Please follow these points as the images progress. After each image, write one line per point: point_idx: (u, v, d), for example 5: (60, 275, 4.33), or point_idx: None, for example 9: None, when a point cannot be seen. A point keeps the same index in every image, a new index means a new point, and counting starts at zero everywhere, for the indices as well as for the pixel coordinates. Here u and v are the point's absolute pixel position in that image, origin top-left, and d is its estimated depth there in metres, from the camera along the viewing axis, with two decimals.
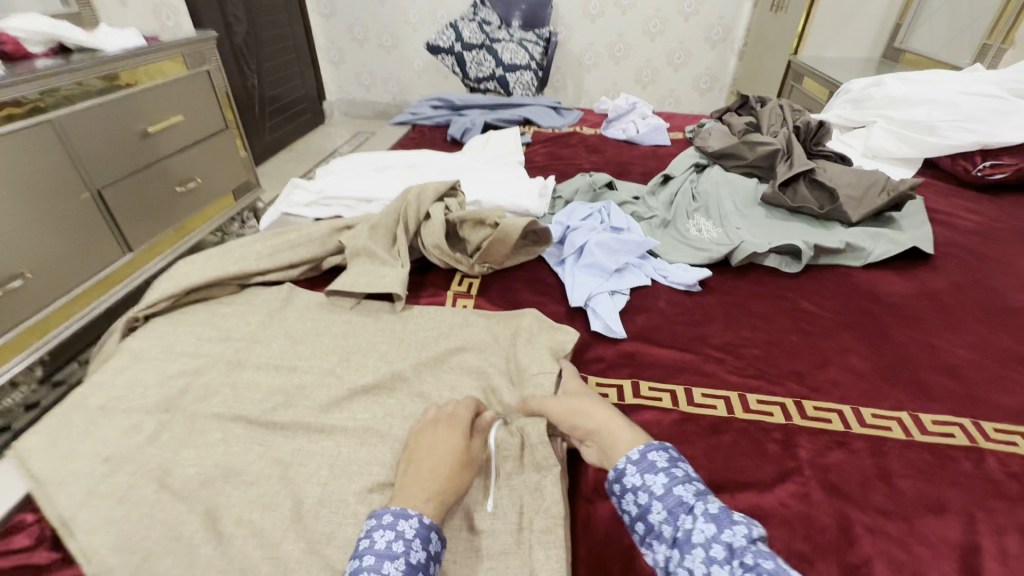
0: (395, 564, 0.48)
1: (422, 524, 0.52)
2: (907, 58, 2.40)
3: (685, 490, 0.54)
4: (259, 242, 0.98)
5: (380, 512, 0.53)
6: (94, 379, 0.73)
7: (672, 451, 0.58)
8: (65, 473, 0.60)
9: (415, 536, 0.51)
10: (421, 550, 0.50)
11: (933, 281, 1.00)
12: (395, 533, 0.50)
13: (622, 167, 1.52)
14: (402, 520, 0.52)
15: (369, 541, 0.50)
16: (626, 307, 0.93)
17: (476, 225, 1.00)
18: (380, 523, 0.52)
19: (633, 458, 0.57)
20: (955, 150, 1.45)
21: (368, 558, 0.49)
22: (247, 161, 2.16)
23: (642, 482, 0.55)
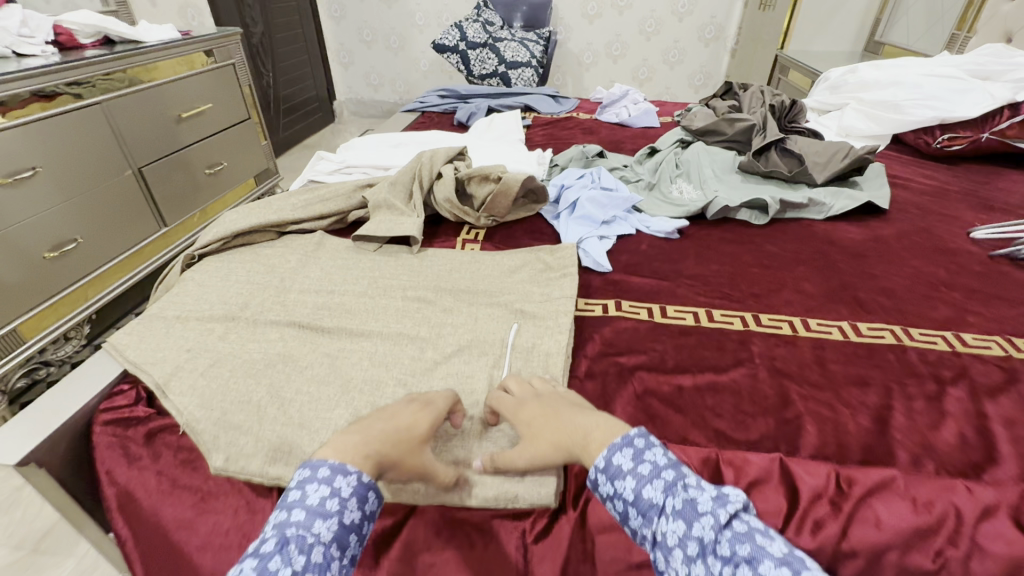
0: (326, 524, 0.51)
1: (361, 483, 0.55)
2: (886, 50, 2.55)
3: (654, 490, 0.53)
4: (293, 197, 1.12)
5: (315, 464, 0.55)
6: (165, 299, 0.88)
7: (633, 446, 0.57)
8: (155, 359, 0.75)
9: (351, 494, 0.54)
10: (356, 510, 0.53)
11: (885, 230, 1.14)
12: (329, 490, 0.53)
13: (614, 145, 1.66)
14: (339, 477, 0.54)
15: (302, 493, 0.53)
16: (612, 249, 1.07)
17: (482, 181, 1.14)
18: (315, 477, 0.54)
19: (600, 466, 0.57)
20: (919, 126, 1.58)
21: (298, 513, 0.51)
22: (267, 150, 2.32)
23: (616, 492, 0.55)
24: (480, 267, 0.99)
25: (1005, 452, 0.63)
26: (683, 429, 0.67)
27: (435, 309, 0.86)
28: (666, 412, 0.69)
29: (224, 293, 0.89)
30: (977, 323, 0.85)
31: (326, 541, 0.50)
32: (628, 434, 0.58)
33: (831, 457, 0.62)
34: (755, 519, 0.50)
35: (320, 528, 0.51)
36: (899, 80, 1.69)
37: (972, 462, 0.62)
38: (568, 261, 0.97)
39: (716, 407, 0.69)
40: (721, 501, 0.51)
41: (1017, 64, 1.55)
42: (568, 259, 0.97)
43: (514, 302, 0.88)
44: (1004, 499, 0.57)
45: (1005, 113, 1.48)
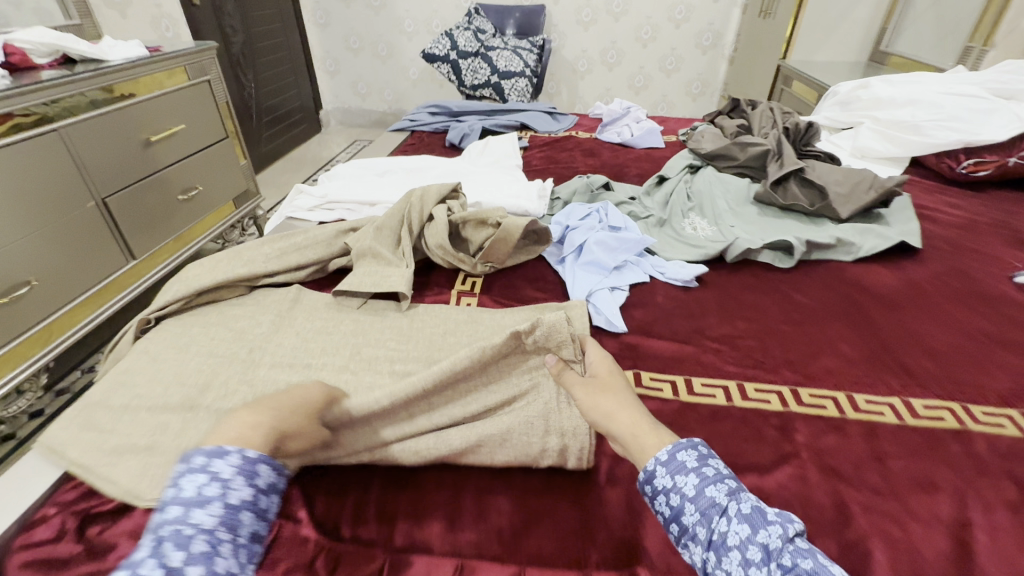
0: (206, 511, 0.45)
1: (244, 459, 0.50)
2: (893, 60, 2.46)
3: (718, 490, 0.51)
4: (266, 245, 1.00)
5: (189, 455, 0.49)
6: (112, 380, 0.75)
7: (698, 447, 0.55)
8: (103, 465, 0.63)
9: (234, 474, 0.48)
10: (244, 487, 0.48)
11: (919, 274, 1.04)
12: (207, 475, 0.47)
13: (618, 170, 1.55)
14: (217, 460, 0.49)
15: (176, 490, 0.47)
16: (625, 302, 0.95)
17: (479, 225, 1.03)
18: (189, 468, 0.48)
19: (662, 459, 0.54)
20: (941, 148, 1.49)
21: (172, 509, 0.45)
22: (247, 170, 2.18)
23: (674, 484, 0.53)
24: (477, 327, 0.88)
25: None
26: None
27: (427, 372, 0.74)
28: None
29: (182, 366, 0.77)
30: None
31: (208, 528, 0.45)
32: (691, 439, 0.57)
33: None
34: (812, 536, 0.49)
35: (199, 517, 0.45)
36: (917, 98, 1.60)
37: None
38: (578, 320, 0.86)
39: None
40: (785, 514, 0.49)
41: None
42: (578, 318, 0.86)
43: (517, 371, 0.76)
44: None
45: None
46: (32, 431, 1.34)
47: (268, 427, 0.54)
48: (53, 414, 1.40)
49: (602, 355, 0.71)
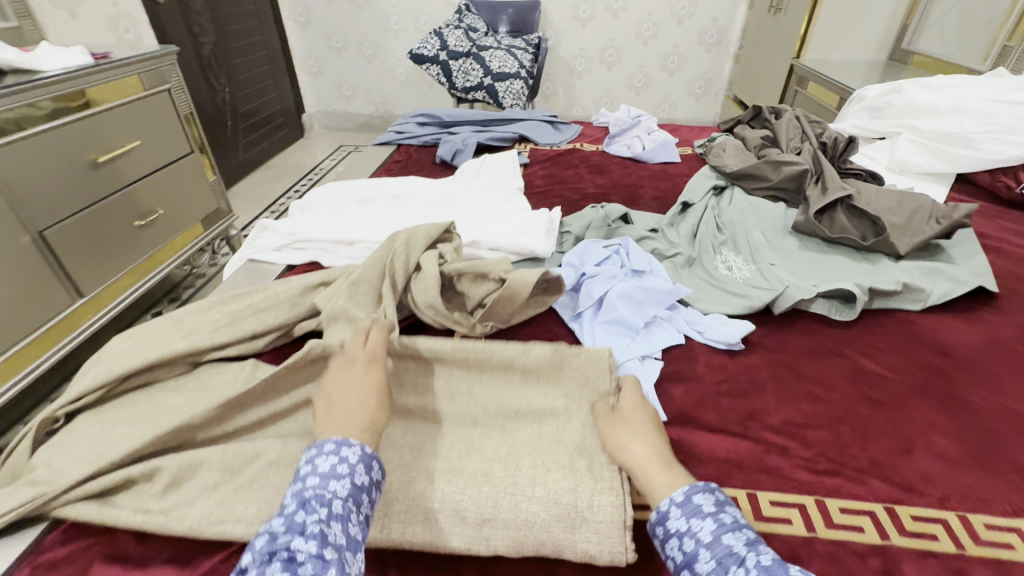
0: (341, 482, 0.49)
1: (365, 451, 0.52)
2: (915, 59, 2.30)
3: (736, 539, 0.47)
4: (215, 308, 0.82)
5: (320, 441, 0.53)
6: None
7: (715, 492, 0.51)
8: None
9: (358, 460, 0.51)
10: (365, 474, 0.51)
11: (1003, 327, 0.87)
12: (339, 457, 0.51)
13: (631, 192, 1.38)
14: (344, 448, 0.52)
15: (312, 465, 0.50)
16: (660, 375, 0.77)
17: (477, 278, 0.84)
18: (322, 450, 0.51)
19: (676, 500, 0.51)
20: (995, 165, 1.33)
21: (312, 478, 0.49)
22: (218, 186, 1.98)
23: (688, 528, 0.49)
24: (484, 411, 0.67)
25: None
26: None
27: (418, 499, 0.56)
28: None
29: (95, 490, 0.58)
30: None
31: (343, 496, 0.48)
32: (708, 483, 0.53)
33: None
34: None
35: (335, 486, 0.48)
36: (961, 106, 1.44)
37: None
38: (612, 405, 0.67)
39: None
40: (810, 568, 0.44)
41: None
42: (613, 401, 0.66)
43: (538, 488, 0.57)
44: None
45: None
46: None
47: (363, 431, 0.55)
48: None
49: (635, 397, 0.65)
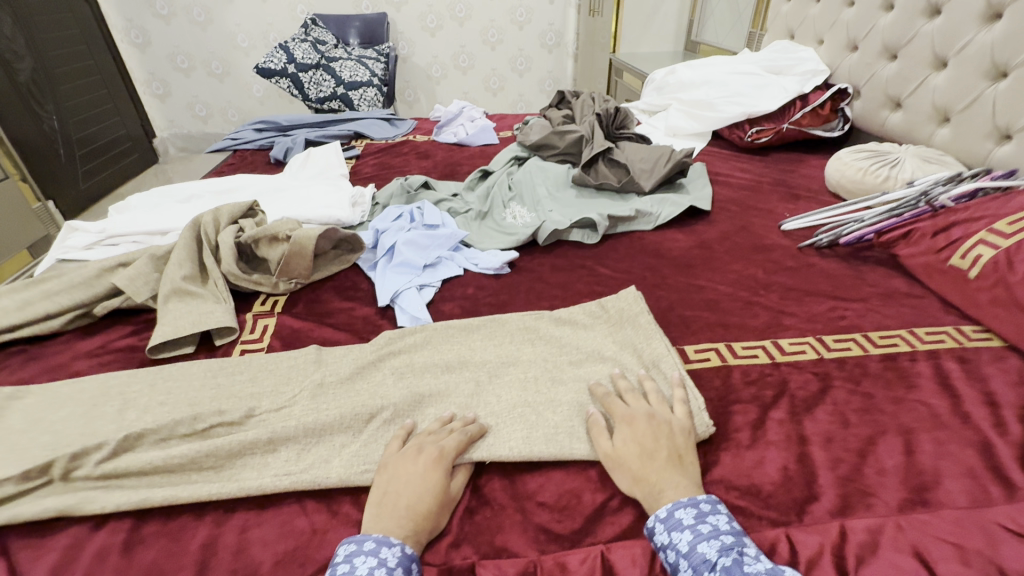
0: None
1: (405, 552, 0.51)
2: (703, 48, 2.75)
3: (710, 547, 0.50)
4: (6, 296, 0.85)
5: (359, 539, 0.51)
6: None
7: (697, 505, 0.54)
8: None
9: (397, 565, 0.49)
10: None
11: (707, 233, 1.15)
12: (377, 560, 0.49)
13: (451, 170, 1.56)
14: (385, 548, 0.50)
15: (350, 566, 0.49)
16: (435, 298, 0.94)
17: (273, 242, 0.95)
18: (362, 549, 0.50)
19: (661, 514, 0.53)
20: (731, 121, 1.68)
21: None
22: (43, 213, 1.90)
23: (669, 540, 0.51)
24: (401, 375, 0.75)
25: (824, 480, 0.61)
26: (501, 537, 0.56)
27: (258, 429, 0.65)
28: (478, 512, 0.58)
29: None
30: (793, 325, 0.86)
31: None
32: (695, 496, 0.55)
33: (884, 519, 0.56)
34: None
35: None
36: (710, 79, 1.79)
37: (796, 500, 0.58)
38: (581, 369, 0.76)
39: (538, 493, 0.60)
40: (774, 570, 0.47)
41: (802, 59, 1.70)
42: (422, 336, 0.82)
43: (358, 405, 0.69)
44: (825, 542, 0.54)
45: (798, 104, 1.62)
46: None
47: (407, 513, 0.55)
48: None
49: (486, 358, 0.78)
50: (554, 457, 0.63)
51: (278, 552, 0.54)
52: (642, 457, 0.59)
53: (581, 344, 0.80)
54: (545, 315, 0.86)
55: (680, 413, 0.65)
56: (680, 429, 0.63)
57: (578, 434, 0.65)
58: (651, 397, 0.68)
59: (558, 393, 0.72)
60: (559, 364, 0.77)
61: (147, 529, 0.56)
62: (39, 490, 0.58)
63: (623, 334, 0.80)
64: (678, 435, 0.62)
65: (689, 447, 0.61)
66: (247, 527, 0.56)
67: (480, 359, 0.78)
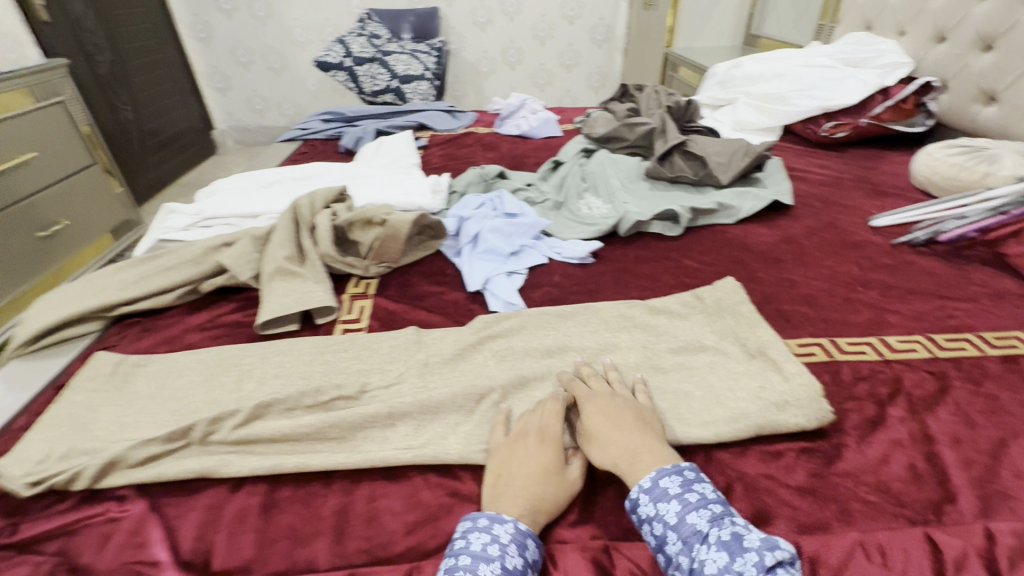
0: (490, 567, 0.47)
1: (518, 529, 0.51)
2: (764, 42, 2.69)
3: (699, 517, 0.50)
4: (124, 270, 0.91)
5: (474, 516, 0.53)
6: None
7: (683, 474, 0.54)
8: None
9: (511, 541, 0.50)
10: (518, 556, 0.49)
11: (791, 228, 1.12)
12: (490, 536, 0.50)
13: (517, 161, 1.56)
14: (498, 525, 0.51)
15: (466, 542, 0.50)
16: (523, 285, 0.95)
17: (365, 226, 0.97)
18: (476, 526, 0.52)
19: (645, 485, 0.54)
20: (805, 115, 1.63)
21: (465, 557, 0.49)
22: (124, 198, 1.99)
23: (655, 512, 0.52)
24: (503, 358, 0.76)
25: (958, 480, 0.58)
26: (627, 519, 0.56)
27: (375, 404, 0.67)
28: (599, 494, 0.59)
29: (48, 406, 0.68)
30: (898, 323, 0.83)
31: None
32: (679, 465, 0.56)
33: None
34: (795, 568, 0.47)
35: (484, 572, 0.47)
36: (781, 72, 1.74)
37: (930, 499, 0.56)
38: (682, 357, 0.74)
39: None
40: (769, 544, 0.48)
41: (882, 51, 1.64)
42: (521, 320, 0.83)
43: (466, 385, 0.70)
44: (970, 544, 0.52)
45: (878, 98, 1.57)
46: None
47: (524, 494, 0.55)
48: None
49: (585, 343, 0.79)
50: (669, 443, 0.62)
51: (408, 521, 0.56)
52: (614, 425, 0.60)
53: (679, 334, 0.78)
54: (640, 304, 0.85)
55: (637, 392, 0.67)
56: (642, 405, 0.64)
57: (686, 420, 0.64)
58: (763, 388, 0.67)
59: (662, 382, 0.71)
60: (658, 352, 0.76)
61: (279, 495, 0.58)
62: (181, 451, 0.61)
63: (722, 324, 0.79)
64: (642, 408, 0.64)
65: (655, 418, 0.63)
66: (375, 496, 0.58)
67: (582, 343, 0.78)
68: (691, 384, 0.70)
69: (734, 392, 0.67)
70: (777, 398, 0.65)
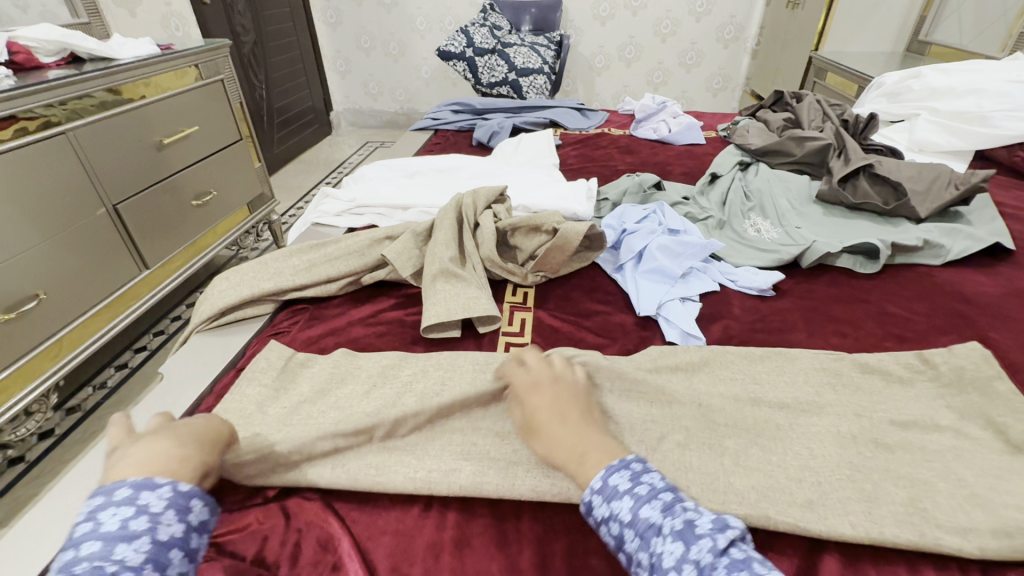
0: (134, 546, 0.41)
1: (177, 492, 0.46)
2: (935, 50, 2.36)
3: (652, 509, 0.47)
4: (294, 256, 0.92)
5: (109, 488, 0.44)
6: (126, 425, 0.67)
7: (630, 467, 0.51)
8: None
9: (164, 508, 0.44)
10: (174, 522, 0.44)
11: (1019, 277, 0.94)
12: (134, 509, 0.43)
13: (661, 168, 1.45)
14: (146, 492, 0.44)
15: (91, 525, 0.42)
16: (698, 315, 0.85)
17: (530, 232, 0.93)
18: (110, 502, 0.43)
19: (596, 486, 0.50)
20: (1014, 140, 1.38)
21: (90, 544, 0.40)
22: (261, 173, 2.10)
23: (610, 512, 0.48)
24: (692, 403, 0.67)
25: None
26: None
27: None
28: None
29: (236, 392, 0.69)
30: None
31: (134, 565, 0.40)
32: (623, 457, 0.53)
33: None
34: (747, 545, 0.45)
35: (124, 553, 0.41)
36: (981, 88, 1.48)
37: None
38: (913, 434, 0.61)
39: None
40: (720, 524, 0.45)
41: None
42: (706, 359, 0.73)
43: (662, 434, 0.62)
44: None
45: None
46: (41, 453, 1.28)
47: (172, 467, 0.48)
48: (64, 434, 1.34)
49: (791, 395, 0.67)
50: (915, 546, 0.50)
51: None
52: (556, 420, 0.57)
53: (912, 404, 0.65)
54: (850, 357, 0.72)
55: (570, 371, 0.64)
56: (583, 393, 0.62)
57: (939, 522, 0.51)
58: None
59: (903, 462, 0.58)
60: (877, 423, 0.62)
61: (474, 525, 0.55)
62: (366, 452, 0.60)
63: (967, 399, 0.65)
64: (585, 398, 0.61)
65: (596, 412, 0.60)
66: (575, 552, 0.52)
67: (784, 393, 0.67)
68: (941, 472, 0.57)
69: (1001, 495, 0.53)
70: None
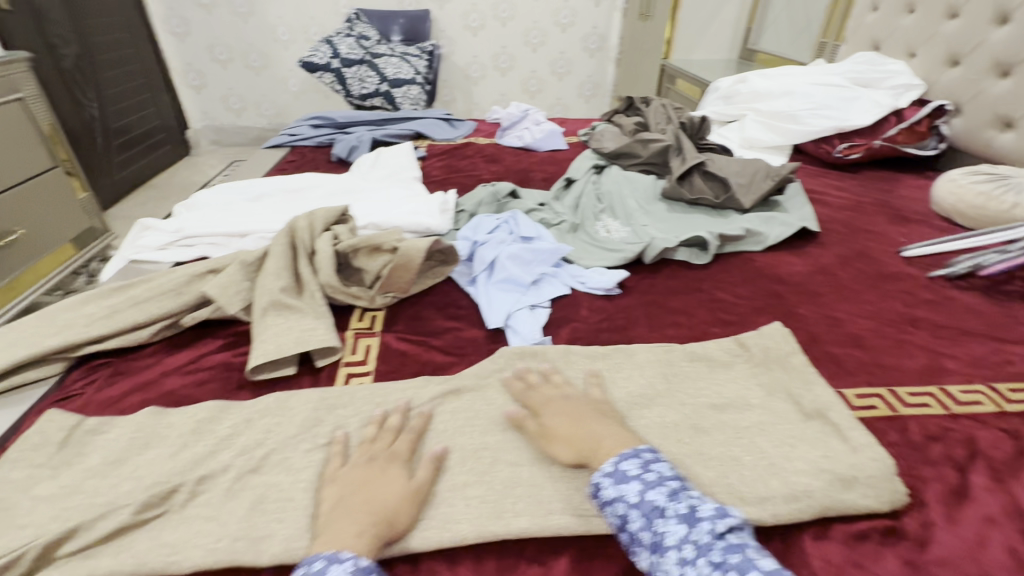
0: None
1: (358, 566, 0.45)
2: (761, 57, 2.67)
3: (659, 493, 0.49)
4: (92, 302, 0.79)
5: (310, 559, 0.45)
6: None
7: (640, 456, 0.53)
8: None
9: None
10: None
11: (822, 256, 1.06)
12: None
13: (523, 174, 1.47)
14: (334, 565, 0.44)
15: None
16: (548, 321, 0.86)
17: (374, 252, 0.88)
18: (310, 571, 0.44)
19: (607, 470, 0.52)
20: (818, 135, 1.59)
21: None
22: (89, 204, 1.83)
23: (619, 494, 0.50)
24: None
25: None
26: None
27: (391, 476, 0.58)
28: None
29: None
30: (954, 369, 0.76)
31: None
32: (635, 448, 0.55)
33: None
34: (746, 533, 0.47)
35: None
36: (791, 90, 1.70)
37: None
38: (727, 415, 0.65)
39: None
40: (722, 511, 0.47)
41: (892, 72, 1.62)
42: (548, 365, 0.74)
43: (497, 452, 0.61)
44: None
45: (892, 120, 1.54)
46: None
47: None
48: None
49: (626, 391, 0.70)
50: None
51: None
52: (572, 422, 0.59)
53: (729, 384, 0.70)
54: (679, 347, 0.77)
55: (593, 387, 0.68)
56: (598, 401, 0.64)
57: (742, 495, 0.55)
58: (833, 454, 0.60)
59: (718, 444, 0.62)
60: (697, 409, 0.66)
61: None
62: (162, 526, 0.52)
63: (772, 375, 0.72)
64: (597, 403, 0.63)
65: (609, 413, 0.62)
66: None
67: (620, 391, 0.69)
68: (748, 448, 0.61)
69: (794, 462, 0.59)
70: (843, 472, 0.57)
